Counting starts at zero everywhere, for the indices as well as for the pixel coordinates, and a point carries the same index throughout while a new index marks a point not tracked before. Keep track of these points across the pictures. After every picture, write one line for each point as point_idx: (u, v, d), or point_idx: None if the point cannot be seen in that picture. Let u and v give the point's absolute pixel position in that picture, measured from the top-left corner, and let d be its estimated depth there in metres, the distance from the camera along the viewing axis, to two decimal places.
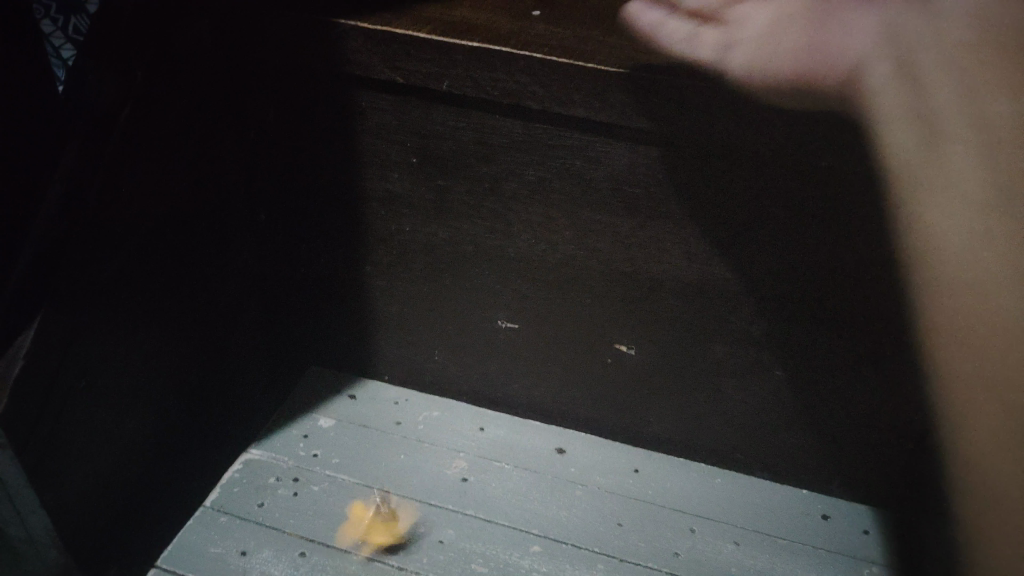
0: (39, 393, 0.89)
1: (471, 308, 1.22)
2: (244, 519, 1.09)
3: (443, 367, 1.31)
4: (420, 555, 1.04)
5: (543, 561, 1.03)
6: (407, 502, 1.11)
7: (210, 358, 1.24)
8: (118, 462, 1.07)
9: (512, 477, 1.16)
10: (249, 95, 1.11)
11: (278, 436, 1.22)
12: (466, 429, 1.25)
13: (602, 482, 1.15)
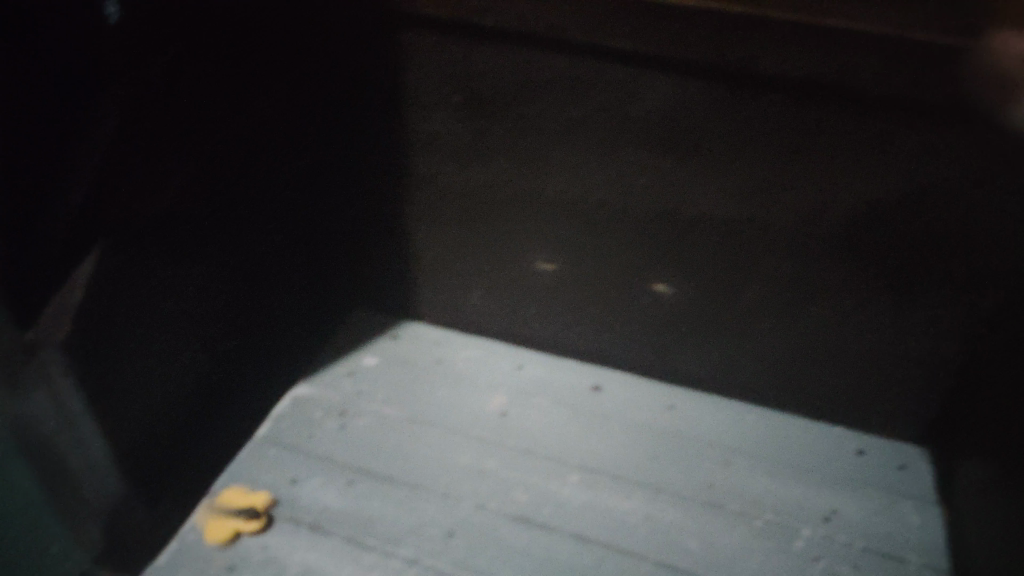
0: (97, 319, 0.93)
1: (507, 249, 1.23)
2: (294, 449, 1.13)
3: (480, 309, 1.33)
4: (464, 483, 1.08)
5: (581, 490, 1.06)
6: (449, 436, 1.15)
7: (267, 307, 1.25)
8: (173, 393, 1.12)
9: (550, 413, 1.18)
10: (304, 38, 1.11)
11: (324, 374, 1.27)
12: (503, 367, 1.28)
13: (639, 418, 1.18)
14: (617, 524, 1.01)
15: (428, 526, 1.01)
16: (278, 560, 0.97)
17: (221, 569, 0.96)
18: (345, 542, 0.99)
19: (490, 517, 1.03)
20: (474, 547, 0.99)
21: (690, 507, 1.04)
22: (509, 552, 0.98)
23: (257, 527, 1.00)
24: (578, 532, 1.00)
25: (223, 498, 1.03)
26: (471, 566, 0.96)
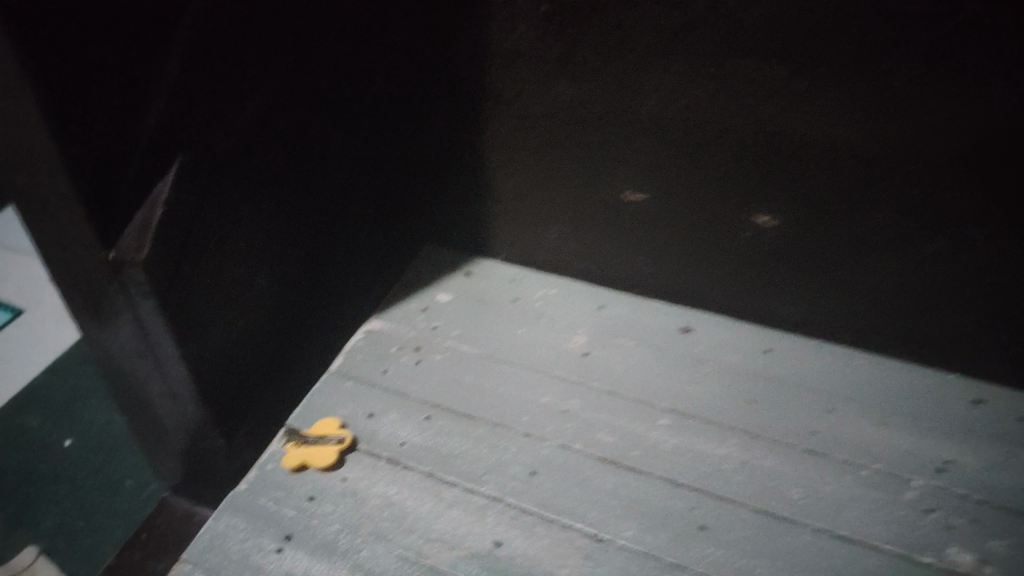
0: (177, 239, 0.89)
1: (592, 179, 1.15)
2: (370, 383, 1.10)
3: (560, 244, 1.27)
4: (546, 423, 1.02)
5: (672, 433, 1.00)
6: (530, 374, 1.10)
7: (334, 233, 1.22)
8: (248, 325, 1.09)
9: (635, 353, 1.12)
10: None
11: (398, 309, 1.23)
12: (584, 306, 1.21)
13: (732, 360, 1.11)
14: (711, 469, 0.96)
15: (511, 464, 0.97)
16: (359, 492, 0.95)
17: (302, 501, 0.94)
18: (425, 476, 0.96)
19: (576, 457, 0.98)
20: (560, 487, 0.94)
21: (791, 454, 0.97)
22: (598, 493, 0.93)
23: (322, 465, 0.96)
24: (670, 476, 0.95)
25: (312, 428, 1.02)
26: (557, 507, 0.92)
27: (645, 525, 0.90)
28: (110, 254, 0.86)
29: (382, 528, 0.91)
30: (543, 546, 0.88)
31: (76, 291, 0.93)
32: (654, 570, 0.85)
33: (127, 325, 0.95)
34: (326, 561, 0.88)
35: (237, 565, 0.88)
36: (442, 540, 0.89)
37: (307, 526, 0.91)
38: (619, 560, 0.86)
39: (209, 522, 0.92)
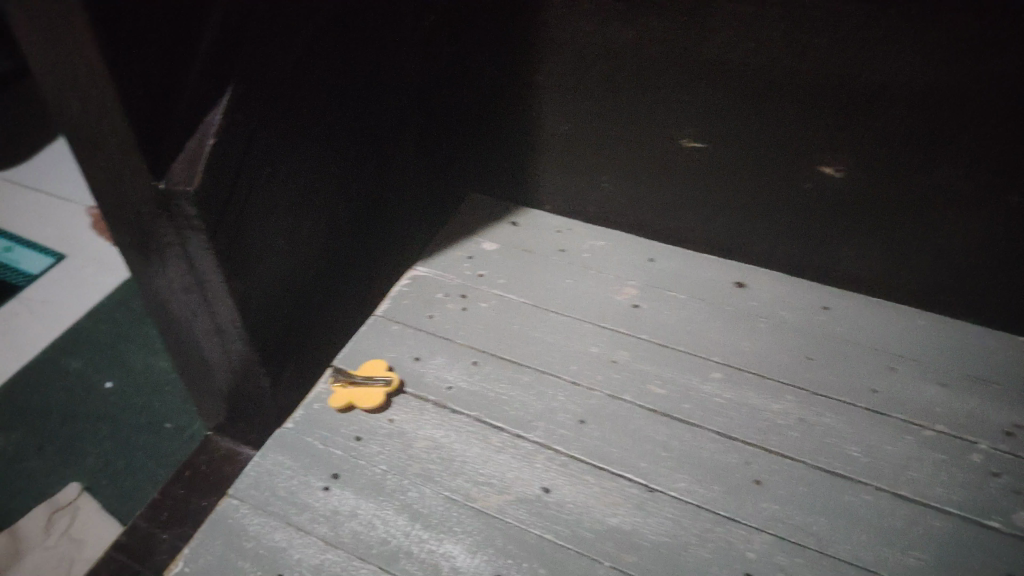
0: (228, 172, 0.87)
1: (648, 126, 1.11)
2: (416, 329, 1.08)
3: (610, 195, 1.23)
4: (594, 373, 1.00)
5: (725, 388, 0.98)
6: (578, 324, 1.07)
7: (378, 178, 1.19)
8: (294, 267, 1.07)
9: (687, 306, 1.09)
10: None
11: (442, 256, 1.20)
12: (634, 259, 1.18)
13: (787, 317, 1.07)
14: (766, 425, 0.93)
15: (559, 411, 0.95)
16: (405, 434, 0.94)
17: (348, 441, 0.93)
18: (472, 421, 0.95)
19: (626, 408, 0.95)
20: (610, 436, 0.92)
21: (850, 412, 0.94)
22: (648, 444, 0.91)
23: (371, 406, 0.95)
24: (723, 430, 0.93)
25: (359, 369, 1.01)
26: (606, 456, 0.90)
27: (697, 478, 0.88)
28: (159, 185, 0.83)
29: (429, 470, 0.90)
30: (592, 494, 0.86)
31: (125, 223, 0.92)
32: (707, 522, 0.84)
33: (175, 259, 0.93)
34: (372, 500, 0.87)
35: (283, 501, 0.87)
36: (490, 485, 0.88)
37: (353, 465, 0.91)
38: (671, 510, 0.85)
39: (255, 458, 0.92)
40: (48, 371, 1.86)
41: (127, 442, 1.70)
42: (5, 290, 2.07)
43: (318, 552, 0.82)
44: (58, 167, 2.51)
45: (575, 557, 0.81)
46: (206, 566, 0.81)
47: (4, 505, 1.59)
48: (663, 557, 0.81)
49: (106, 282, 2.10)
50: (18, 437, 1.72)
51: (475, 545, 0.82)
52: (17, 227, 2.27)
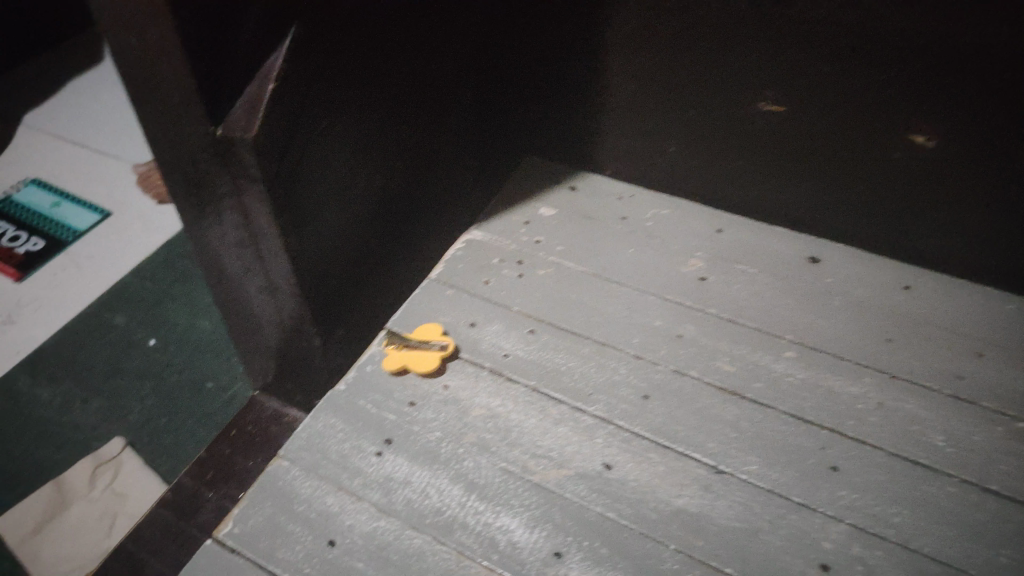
0: (287, 121, 0.84)
1: (724, 87, 1.04)
2: (471, 294, 1.04)
3: (677, 161, 1.16)
4: (659, 346, 0.95)
5: (799, 367, 0.92)
6: (641, 295, 1.02)
7: (435, 136, 1.15)
8: (347, 225, 1.03)
9: (758, 281, 1.03)
10: None
11: (498, 220, 1.15)
12: (701, 229, 1.12)
13: (866, 296, 1.01)
14: (843, 408, 0.88)
15: (622, 385, 0.91)
16: (460, 401, 0.90)
17: (402, 406, 0.90)
18: (529, 390, 0.91)
19: (693, 384, 0.90)
20: (675, 413, 0.87)
21: (935, 399, 0.88)
22: (717, 423, 0.86)
23: (426, 371, 0.92)
24: (797, 412, 0.87)
25: (414, 333, 0.98)
26: (672, 434, 0.85)
27: (770, 461, 0.83)
28: (218, 132, 0.81)
29: (485, 440, 0.86)
30: (657, 473, 0.82)
31: (179, 172, 0.89)
32: (780, 508, 0.79)
33: (229, 211, 0.91)
34: (426, 468, 0.84)
35: (335, 465, 0.84)
36: (549, 458, 0.84)
37: (407, 431, 0.88)
38: (741, 494, 0.80)
39: (307, 420, 0.89)
40: (94, 326, 1.87)
41: (170, 398, 1.70)
42: (53, 245, 2.08)
43: (371, 519, 0.80)
44: (106, 125, 2.51)
45: (639, 538, 0.77)
46: (257, 528, 0.79)
47: (50, 456, 1.61)
48: (732, 543, 0.76)
49: (152, 240, 2.10)
50: (65, 390, 1.73)
51: (533, 519, 0.79)
52: (65, 183, 2.28)
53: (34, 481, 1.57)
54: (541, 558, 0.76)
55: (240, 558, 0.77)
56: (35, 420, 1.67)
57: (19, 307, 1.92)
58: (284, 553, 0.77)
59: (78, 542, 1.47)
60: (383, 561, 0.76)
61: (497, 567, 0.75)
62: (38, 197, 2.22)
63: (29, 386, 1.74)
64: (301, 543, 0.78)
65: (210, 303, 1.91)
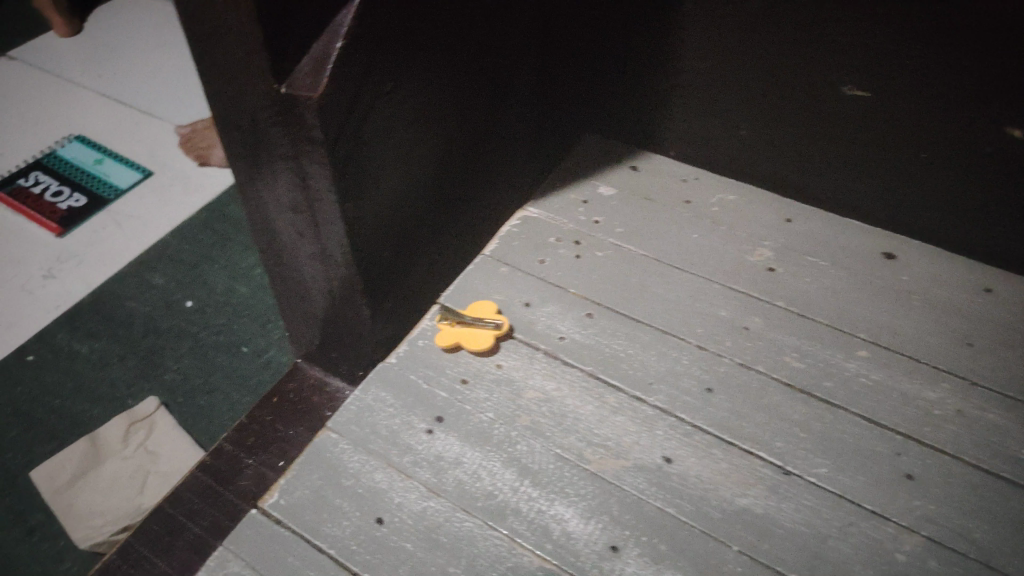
0: (352, 82, 0.80)
1: (805, 68, 0.98)
2: (526, 273, 1.00)
3: (746, 145, 1.11)
4: (723, 338, 0.91)
5: (872, 368, 0.87)
6: (705, 283, 0.98)
7: (493, 107, 1.11)
8: (402, 194, 1.00)
9: (829, 276, 0.98)
10: None
11: (555, 197, 1.11)
12: (769, 218, 1.06)
13: (944, 298, 0.95)
14: (919, 414, 0.83)
15: (684, 376, 0.87)
16: (514, 382, 0.87)
17: (454, 383, 0.87)
18: (586, 375, 0.87)
19: (759, 378, 0.86)
20: (740, 408, 0.83)
21: (1019, 410, 0.83)
22: (783, 421, 0.82)
23: (480, 349, 0.88)
24: (869, 415, 0.83)
25: (467, 310, 0.94)
26: (736, 430, 0.81)
27: (839, 465, 0.79)
28: (283, 90, 0.78)
29: (539, 424, 0.83)
30: (720, 470, 0.78)
31: (238, 130, 0.86)
32: (850, 515, 0.75)
33: (286, 173, 0.88)
34: (479, 449, 0.81)
35: (384, 441, 0.82)
36: (606, 447, 0.80)
37: (459, 410, 0.84)
38: (809, 498, 0.76)
39: (356, 392, 0.87)
40: (133, 284, 1.86)
41: (206, 361, 1.70)
42: (95, 202, 2.08)
43: (420, 499, 0.77)
44: (150, 85, 2.50)
45: (700, 537, 0.73)
46: (303, 501, 0.77)
47: (86, 411, 1.61)
48: (799, 548, 0.72)
49: (192, 202, 2.09)
50: (102, 346, 1.73)
51: (589, 510, 0.75)
52: (108, 141, 2.27)
53: (70, 435, 1.57)
54: (597, 550, 0.72)
55: (285, 530, 0.75)
56: (72, 375, 1.68)
57: (60, 262, 1.92)
58: (330, 528, 0.75)
59: (111, 497, 1.46)
60: (432, 542, 0.73)
61: (551, 557, 0.72)
62: (81, 153, 2.21)
63: (67, 340, 1.74)
64: (348, 519, 0.75)
65: (248, 268, 1.90)
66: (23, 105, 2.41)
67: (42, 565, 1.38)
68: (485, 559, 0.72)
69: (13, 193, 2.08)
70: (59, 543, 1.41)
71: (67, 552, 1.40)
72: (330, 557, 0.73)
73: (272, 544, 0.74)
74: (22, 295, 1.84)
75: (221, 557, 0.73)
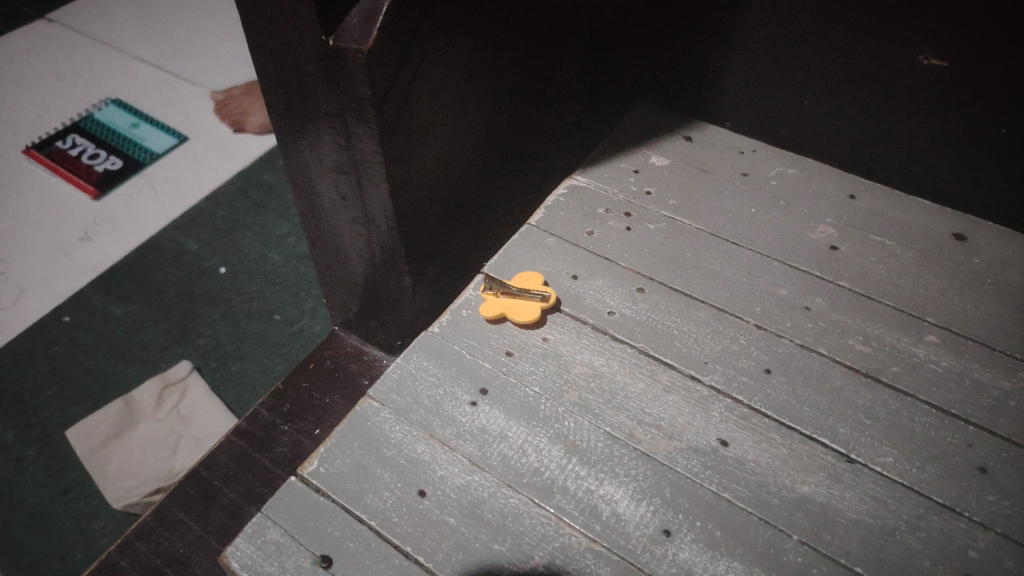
0: (403, 35, 0.76)
1: (879, 33, 0.92)
2: (574, 244, 0.96)
3: (809, 115, 1.06)
4: (783, 318, 0.86)
5: (942, 354, 0.82)
6: (763, 260, 0.93)
7: (542, 69, 1.07)
8: (447, 156, 0.96)
9: (896, 256, 0.93)
10: None
11: (605, 166, 1.07)
12: (832, 194, 1.01)
13: (1021, 282, 0.89)
14: (994, 405, 0.78)
15: (741, 356, 0.83)
16: (561, 356, 0.83)
17: (499, 355, 0.84)
18: (637, 352, 0.84)
19: (821, 362, 0.82)
20: (800, 392, 0.79)
21: None
22: (847, 407, 0.78)
23: (526, 321, 0.85)
24: (938, 403, 0.78)
25: (513, 280, 0.91)
26: (796, 414, 0.77)
27: (907, 454, 0.74)
28: (331, 42, 0.74)
29: (587, 400, 0.79)
30: (780, 455, 0.74)
31: (283, 86, 0.83)
32: (918, 507, 0.70)
33: (332, 132, 0.85)
34: (524, 424, 0.77)
35: (427, 411, 0.79)
36: (658, 427, 0.77)
37: (504, 382, 0.81)
38: (874, 488, 0.72)
39: (398, 360, 0.84)
40: (167, 248, 1.86)
41: (239, 327, 1.69)
42: (130, 165, 2.07)
43: (463, 473, 0.74)
44: (186, 50, 2.48)
45: (757, 524, 0.69)
46: (344, 470, 0.75)
47: (120, 373, 1.61)
48: (864, 541, 0.68)
49: (227, 168, 2.07)
50: (136, 309, 1.73)
51: (640, 492, 0.72)
52: (144, 104, 2.26)
53: (104, 397, 1.57)
54: (648, 534, 0.69)
55: (325, 499, 0.73)
56: (107, 337, 1.68)
57: (95, 224, 1.91)
58: (371, 499, 0.73)
59: (144, 459, 1.46)
60: (476, 519, 0.71)
61: (599, 539, 0.69)
62: (117, 116, 2.20)
63: (102, 302, 1.74)
64: (389, 491, 0.73)
65: (282, 235, 1.88)
66: (61, 68, 2.41)
67: (75, 523, 1.39)
68: (531, 539, 0.69)
69: (52, 155, 2.09)
70: (93, 502, 1.42)
71: (100, 511, 1.40)
72: (371, 529, 0.71)
73: (312, 512, 0.72)
74: (58, 256, 1.84)
75: (260, 524, 0.71)
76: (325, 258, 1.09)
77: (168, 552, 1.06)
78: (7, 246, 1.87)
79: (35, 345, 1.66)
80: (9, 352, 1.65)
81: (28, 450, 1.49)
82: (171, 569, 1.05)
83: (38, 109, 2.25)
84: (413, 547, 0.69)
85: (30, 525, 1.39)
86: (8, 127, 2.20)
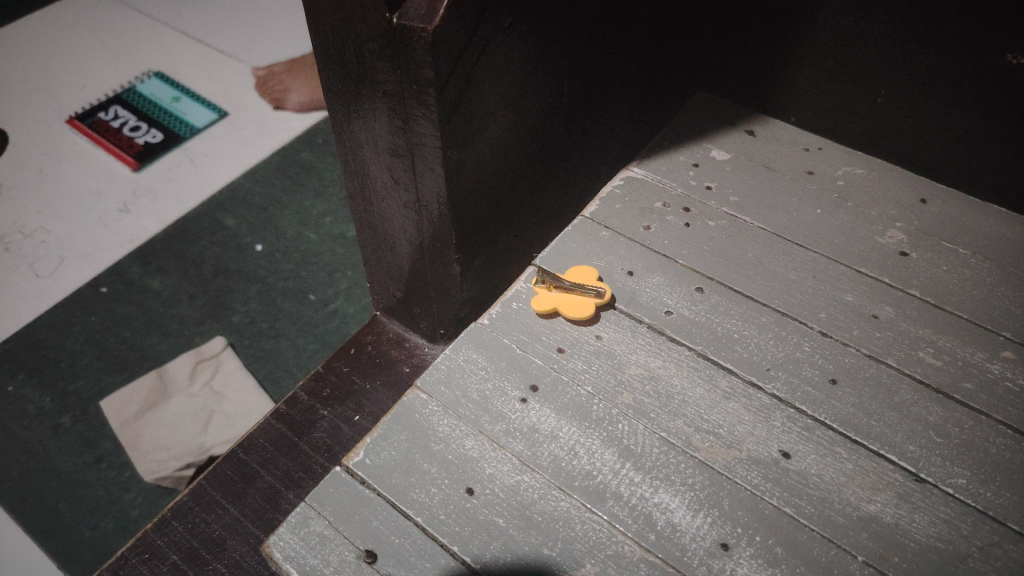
0: (469, 15, 0.74)
1: (966, 29, 0.87)
2: (630, 239, 0.93)
3: (881, 113, 1.01)
4: (849, 326, 0.83)
5: (1020, 371, 0.78)
6: (829, 264, 0.89)
7: (600, 54, 1.04)
8: (503, 142, 0.94)
9: (971, 266, 0.88)
10: None
11: (662, 158, 1.03)
12: (902, 198, 0.97)
13: None
14: None
15: (806, 365, 0.79)
16: (615, 356, 0.80)
17: (550, 351, 0.81)
18: (695, 355, 0.80)
19: (889, 374, 0.78)
20: (868, 405, 0.76)
21: None
22: (917, 423, 0.74)
23: (579, 317, 0.82)
24: (1015, 424, 0.74)
25: (566, 274, 0.87)
26: (862, 429, 0.74)
27: (982, 476, 0.70)
28: (394, 20, 0.71)
29: (643, 403, 0.76)
30: (845, 471, 0.70)
31: (341, 64, 0.81)
32: (994, 534, 0.66)
33: (388, 112, 0.82)
34: (576, 424, 0.75)
35: (475, 406, 0.76)
36: (716, 435, 0.73)
37: (555, 380, 0.78)
38: (946, 510, 0.68)
39: (446, 351, 0.81)
40: (205, 223, 1.85)
41: (274, 306, 1.68)
42: (170, 139, 2.07)
43: (513, 472, 0.71)
44: (229, 26, 2.47)
45: (821, 543, 0.66)
46: (390, 463, 0.73)
47: (155, 346, 1.61)
48: (936, 567, 0.64)
49: (266, 146, 2.06)
50: (172, 283, 1.73)
51: (696, 502, 0.69)
52: (186, 77, 2.25)
53: (139, 369, 1.58)
54: (705, 547, 0.66)
55: (370, 492, 0.71)
56: (143, 309, 1.68)
57: (134, 196, 1.91)
58: (418, 494, 0.70)
59: (177, 433, 1.46)
60: (526, 521, 0.68)
61: (654, 549, 0.66)
62: (158, 89, 2.19)
63: (139, 274, 1.75)
64: (437, 487, 0.71)
65: (319, 215, 1.87)
66: (104, 40, 2.41)
67: (108, 494, 1.39)
68: (582, 545, 0.67)
69: (94, 125, 2.10)
70: (125, 474, 1.42)
71: (132, 483, 1.41)
72: (417, 526, 0.69)
73: (356, 505, 0.70)
74: (98, 226, 1.85)
75: (303, 514, 0.70)
76: (372, 240, 1.07)
77: (204, 533, 1.06)
78: (49, 214, 1.88)
79: (73, 315, 1.67)
80: (48, 320, 1.66)
81: (64, 418, 1.50)
82: (206, 550, 1.04)
83: (81, 80, 2.26)
84: (460, 547, 0.67)
85: (63, 493, 1.40)
86: (52, 97, 2.21)
